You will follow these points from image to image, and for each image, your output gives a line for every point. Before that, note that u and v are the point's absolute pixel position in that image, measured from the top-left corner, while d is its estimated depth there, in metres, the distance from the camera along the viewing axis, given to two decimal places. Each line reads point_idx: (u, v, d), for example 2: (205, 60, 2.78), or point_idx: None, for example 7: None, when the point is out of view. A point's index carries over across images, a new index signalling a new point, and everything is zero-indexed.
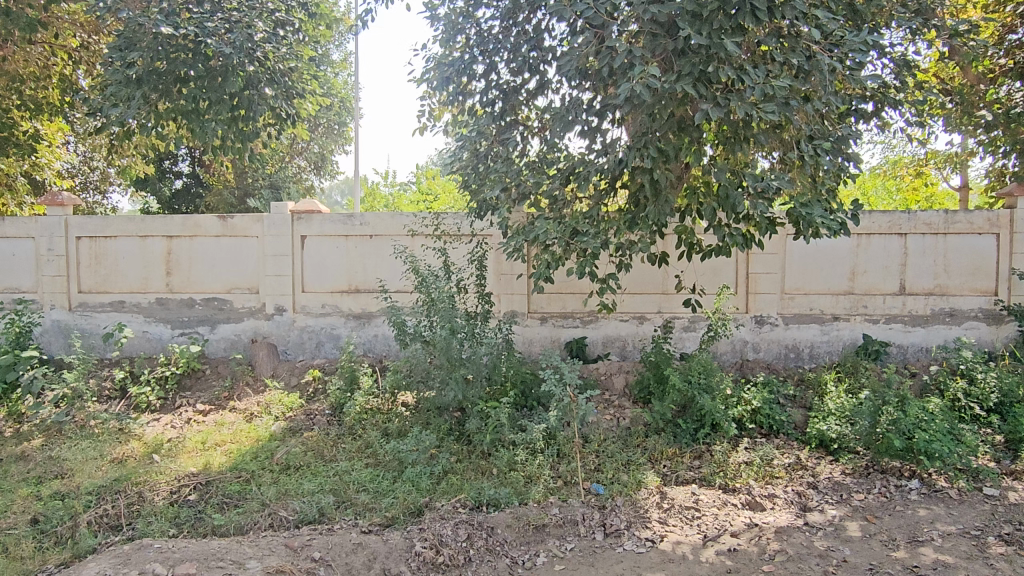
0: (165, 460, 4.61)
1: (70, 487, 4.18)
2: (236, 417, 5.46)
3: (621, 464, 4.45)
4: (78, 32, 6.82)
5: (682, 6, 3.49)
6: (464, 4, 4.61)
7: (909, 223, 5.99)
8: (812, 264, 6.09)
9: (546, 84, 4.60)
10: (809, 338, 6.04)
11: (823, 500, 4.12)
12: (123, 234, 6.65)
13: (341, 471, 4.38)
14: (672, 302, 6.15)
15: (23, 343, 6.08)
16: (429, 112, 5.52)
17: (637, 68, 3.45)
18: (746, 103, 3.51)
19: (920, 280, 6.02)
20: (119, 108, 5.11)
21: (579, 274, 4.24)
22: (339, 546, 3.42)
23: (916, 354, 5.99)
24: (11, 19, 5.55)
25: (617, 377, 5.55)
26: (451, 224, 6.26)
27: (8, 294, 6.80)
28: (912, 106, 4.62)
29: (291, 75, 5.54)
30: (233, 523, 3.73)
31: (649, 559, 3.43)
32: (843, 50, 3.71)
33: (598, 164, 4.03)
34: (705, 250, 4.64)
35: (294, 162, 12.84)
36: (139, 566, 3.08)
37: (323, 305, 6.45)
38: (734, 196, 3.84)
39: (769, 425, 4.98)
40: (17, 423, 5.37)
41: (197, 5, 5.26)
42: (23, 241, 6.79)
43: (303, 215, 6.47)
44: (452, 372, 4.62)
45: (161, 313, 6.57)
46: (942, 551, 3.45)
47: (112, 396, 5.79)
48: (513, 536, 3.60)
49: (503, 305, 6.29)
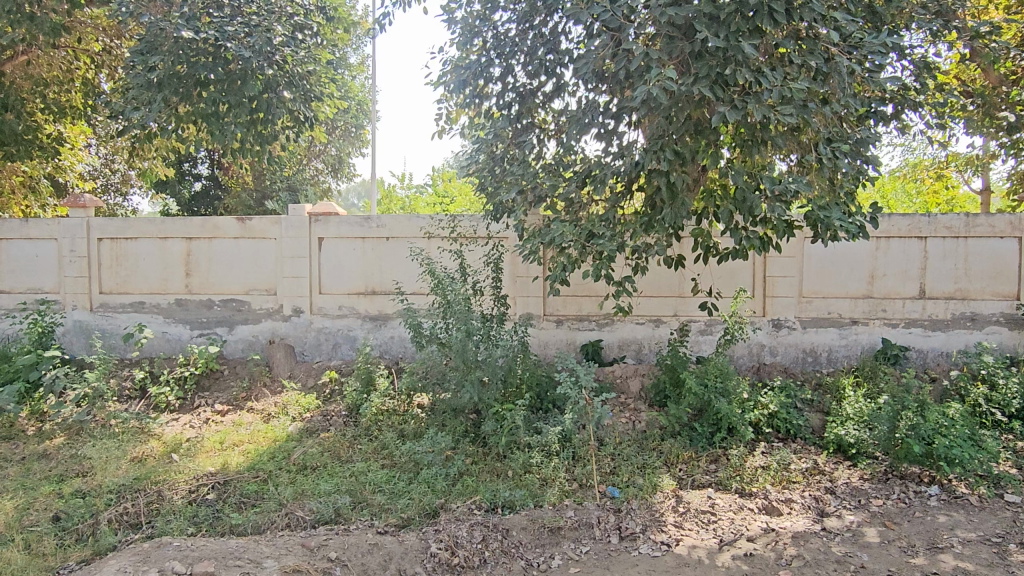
0: (184, 460, 4.66)
1: (91, 485, 4.23)
2: (254, 417, 5.50)
3: (636, 468, 4.45)
4: (101, 36, 6.97)
5: (699, 9, 3.50)
6: (481, 8, 4.63)
7: (929, 226, 5.92)
8: (831, 267, 6.04)
9: (563, 87, 4.60)
10: (827, 342, 6.00)
11: (842, 505, 4.10)
12: (144, 235, 6.72)
13: (357, 471, 4.41)
14: (688, 305, 6.13)
15: (45, 343, 6.20)
16: (446, 115, 5.50)
17: (654, 71, 3.45)
18: (763, 105, 3.47)
19: (940, 284, 5.96)
20: (140, 111, 5.19)
21: (595, 276, 4.26)
22: (355, 546, 3.43)
23: (936, 359, 5.93)
24: (35, 23, 5.68)
25: (633, 380, 5.54)
26: (467, 226, 6.24)
27: (30, 294, 6.92)
28: (933, 108, 4.57)
29: (309, 79, 5.59)
30: (250, 523, 3.76)
31: (665, 563, 3.42)
32: (862, 53, 3.67)
33: (614, 166, 4.04)
34: (722, 254, 4.63)
35: (312, 164, 13.08)
36: (158, 564, 3.12)
37: (340, 306, 6.48)
38: (750, 200, 3.84)
39: (786, 430, 4.94)
40: (38, 422, 5.44)
41: (218, 10, 5.32)
42: (46, 243, 6.88)
43: (320, 218, 6.51)
44: (468, 374, 4.67)
45: (180, 314, 6.64)
46: (961, 558, 3.42)
47: (132, 396, 5.86)
48: (528, 538, 3.60)
49: (518, 307, 6.31)
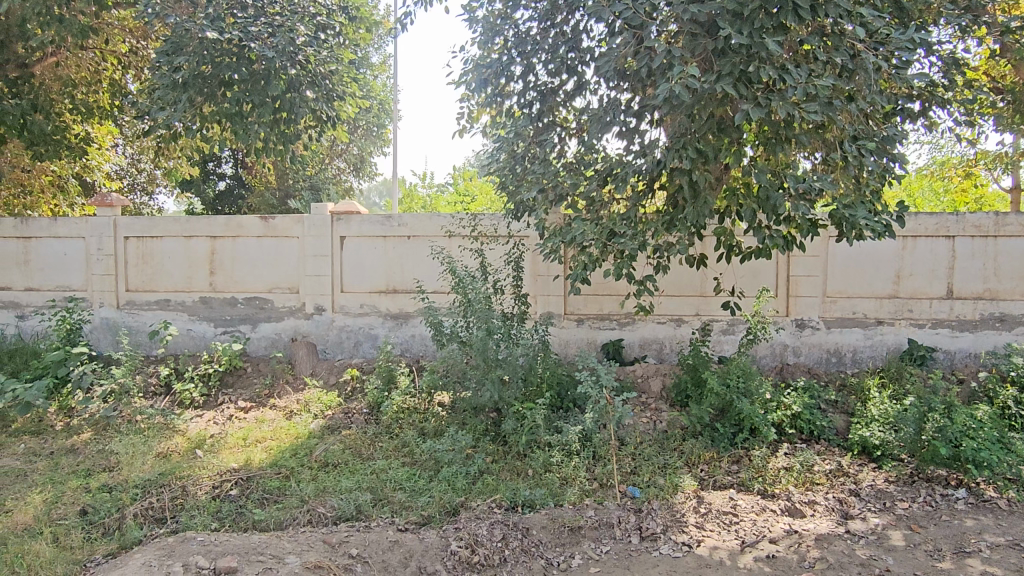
0: (208, 455, 4.72)
1: (117, 480, 4.30)
2: (277, 414, 5.55)
3: (657, 467, 4.43)
4: (127, 37, 7.07)
5: (722, 6, 3.47)
6: (503, 6, 4.63)
7: (957, 225, 5.82)
8: (856, 265, 5.96)
9: (584, 84, 4.58)
10: (852, 342, 5.92)
11: (866, 508, 4.04)
12: (168, 234, 6.81)
13: (378, 469, 4.42)
14: (711, 305, 6.08)
15: (73, 340, 6.31)
16: (468, 114, 5.50)
17: (677, 69, 3.41)
18: (787, 103, 3.44)
19: (969, 284, 5.86)
20: (166, 110, 5.25)
21: (617, 275, 4.24)
22: (376, 544, 3.44)
23: (964, 360, 5.83)
24: (64, 25, 5.75)
25: (654, 380, 5.50)
26: (488, 225, 6.25)
27: (59, 292, 7.03)
28: (961, 105, 4.48)
29: (332, 78, 5.64)
30: (273, 519, 3.80)
31: (686, 564, 3.40)
32: (889, 49, 3.63)
33: (635, 165, 4.01)
34: (745, 253, 4.59)
35: (335, 164, 12.99)
36: (182, 559, 3.15)
37: (361, 305, 6.52)
38: (775, 197, 3.79)
39: (809, 431, 4.88)
40: (67, 418, 5.54)
41: (242, 10, 5.33)
42: (74, 241, 7.00)
43: (343, 217, 6.54)
44: (488, 373, 4.66)
45: (205, 312, 6.71)
46: (990, 563, 3.36)
47: (157, 392, 5.93)
48: (548, 537, 3.59)
49: (539, 306, 6.29)
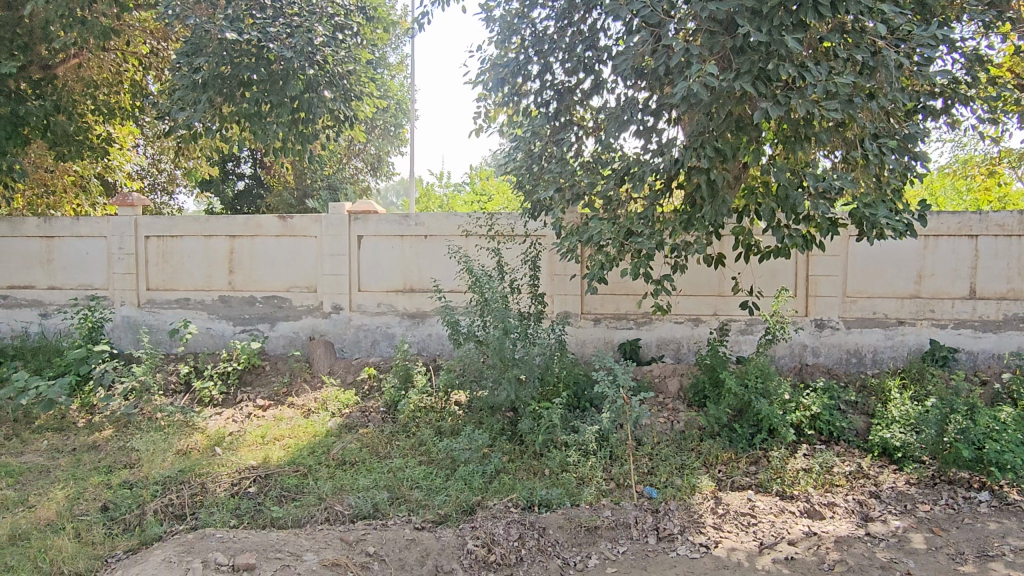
0: (227, 453, 4.76)
1: (138, 476, 4.35)
2: (295, 412, 5.58)
3: (674, 468, 4.41)
4: (148, 39, 7.14)
5: (741, 4, 3.44)
6: (520, 5, 4.62)
7: (981, 223, 5.74)
8: (877, 265, 5.89)
9: (601, 83, 4.57)
10: (872, 342, 5.86)
11: (886, 510, 4.00)
12: (188, 233, 6.88)
13: (395, 468, 4.43)
14: (729, 304, 6.04)
15: (95, 337, 6.39)
16: (485, 114, 5.51)
17: (695, 67, 3.39)
18: (807, 100, 3.41)
19: (992, 284, 5.77)
20: (186, 111, 5.30)
21: (634, 275, 4.23)
22: (393, 542, 3.45)
23: (987, 361, 5.75)
24: (86, 27, 5.82)
25: (671, 380, 5.48)
26: (505, 224, 6.25)
27: (81, 290, 7.12)
28: (984, 103, 4.41)
29: (349, 78, 5.67)
30: (291, 516, 3.82)
31: (704, 565, 3.38)
32: (911, 45, 3.58)
33: (653, 164, 3.95)
34: (764, 252, 4.55)
35: (352, 162, 13.15)
36: (201, 556, 3.18)
37: (379, 304, 6.55)
38: (794, 196, 3.76)
39: (828, 432, 4.83)
40: (89, 414, 5.62)
41: (261, 11, 5.37)
42: (96, 241, 7.09)
43: (360, 216, 6.57)
44: (505, 372, 4.66)
45: (224, 310, 6.77)
46: (1013, 567, 3.31)
47: (177, 390, 5.98)
48: (565, 537, 3.58)
49: (556, 305, 6.29)
